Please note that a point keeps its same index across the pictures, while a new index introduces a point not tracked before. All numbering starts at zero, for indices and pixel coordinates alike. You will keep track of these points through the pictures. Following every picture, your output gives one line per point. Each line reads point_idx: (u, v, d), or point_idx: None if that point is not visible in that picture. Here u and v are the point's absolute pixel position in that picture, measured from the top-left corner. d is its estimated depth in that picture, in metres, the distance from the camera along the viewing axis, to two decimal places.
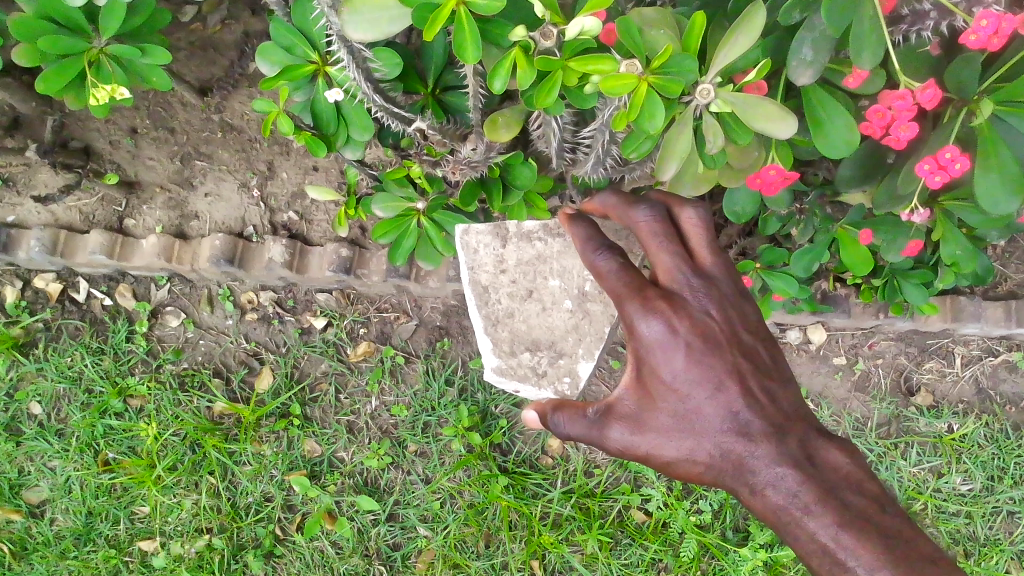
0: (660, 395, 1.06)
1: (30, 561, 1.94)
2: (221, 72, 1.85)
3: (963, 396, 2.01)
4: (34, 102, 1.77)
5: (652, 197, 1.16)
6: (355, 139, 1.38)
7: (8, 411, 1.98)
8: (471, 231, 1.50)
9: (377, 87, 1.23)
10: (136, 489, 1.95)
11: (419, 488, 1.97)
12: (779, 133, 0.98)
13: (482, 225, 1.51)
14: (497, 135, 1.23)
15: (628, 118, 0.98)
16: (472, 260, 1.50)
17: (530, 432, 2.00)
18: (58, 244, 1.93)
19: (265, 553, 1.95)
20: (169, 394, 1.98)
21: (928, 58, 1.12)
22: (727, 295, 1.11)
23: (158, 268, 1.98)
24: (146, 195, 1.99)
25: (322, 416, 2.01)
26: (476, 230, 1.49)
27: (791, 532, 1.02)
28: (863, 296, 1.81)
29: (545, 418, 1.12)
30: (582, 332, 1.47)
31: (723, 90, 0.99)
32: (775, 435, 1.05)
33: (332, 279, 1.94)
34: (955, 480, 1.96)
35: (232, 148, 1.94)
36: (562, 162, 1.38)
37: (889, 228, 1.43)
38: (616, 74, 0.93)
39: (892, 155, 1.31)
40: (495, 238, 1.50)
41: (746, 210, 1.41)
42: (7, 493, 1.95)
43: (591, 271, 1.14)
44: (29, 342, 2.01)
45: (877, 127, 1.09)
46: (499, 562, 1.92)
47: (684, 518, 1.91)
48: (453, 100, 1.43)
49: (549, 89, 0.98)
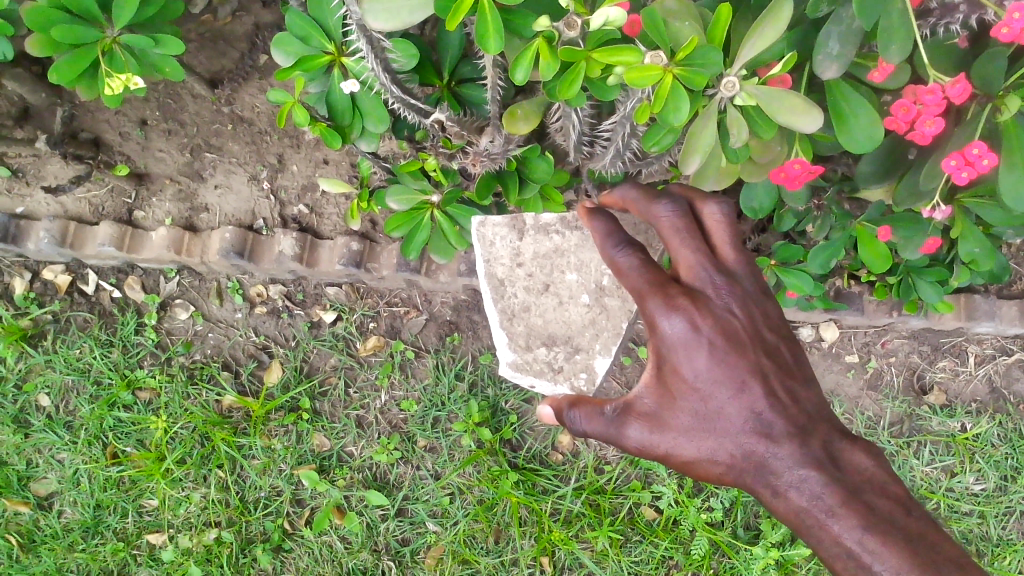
0: (681, 393, 1.06)
1: (37, 554, 1.93)
2: (232, 64, 1.87)
3: (976, 395, 2.00)
4: (44, 92, 1.76)
5: (673, 192, 1.15)
6: (370, 131, 1.38)
7: (16, 403, 1.97)
8: (488, 223, 1.49)
9: (395, 78, 1.23)
10: (145, 482, 1.95)
11: (429, 483, 1.96)
12: (804, 127, 0.97)
13: (499, 217, 1.49)
14: (516, 128, 1.22)
15: (652, 110, 0.97)
16: (487, 253, 1.48)
17: (541, 427, 1.98)
18: (67, 235, 1.92)
19: (274, 547, 1.94)
20: (179, 387, 1.98)
21: (955, 52, 1.11)
22: (749, 293, 1.10)
23: (167, 261, 1.97)
24: (156, 186, 1.98)
25: (331, 411, 2.00)
26: (494, 222, 1.48)
27: (814, 535, 1.01)
28: (877, 294, 1.79)
29: (561, 413, 1.11)
30: (600, 327, 1.46)
31: (747, 83, 0.98)
32: (798, 436, 1.04)
33: (342, 272, 1.93)
34: (968, 480, 1.95)
35: (242, 140, 1.94)
36: (579, 155, 1.36)
37: (908, 224, 1.42)
38: (640, 66, 0.92)
39: (913, 150, 1.30)
40: (512, 230, 1.48)
41: (762, 205, 1.41)
42: (16, 484, 1.94)
43: (610, 265, 1.12)
44: (37, 333, 2.00)
45: (903, 122, 1.08)
46: (509, 558, 1.92)
47: (695, 516, 1.90)
48: (470, 93, 1.41)
49: (571, 81, 0.97)
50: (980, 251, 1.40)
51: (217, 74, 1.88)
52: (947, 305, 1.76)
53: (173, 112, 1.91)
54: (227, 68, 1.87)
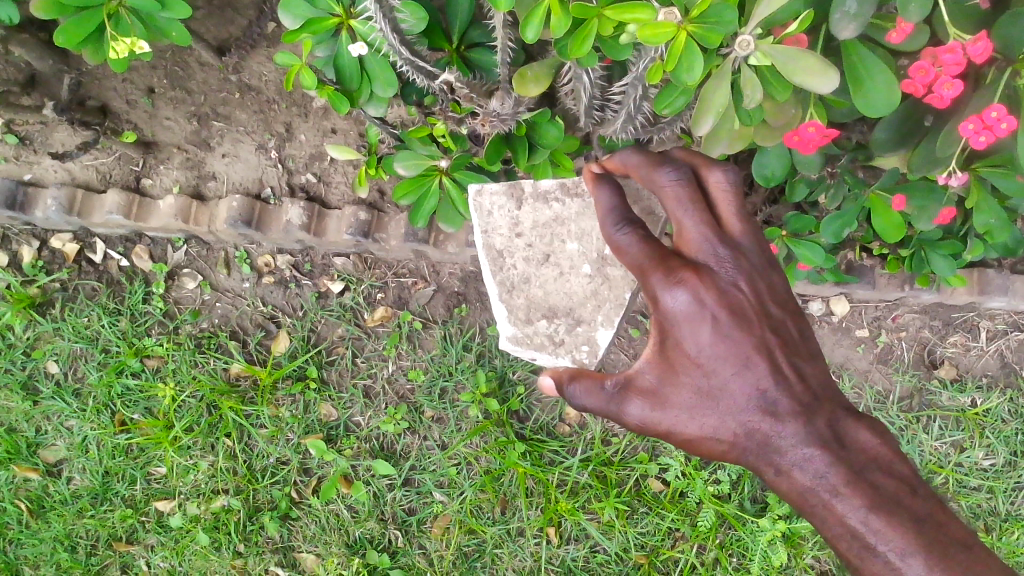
0: (684, 369, 1.06)
1: (47, 520, 1.96)
2: (239, 31, 1.84)
3: (987, 370, 1.99)
4: (50, 59, 1.75)
5: (677, 159, 1.13)
6: (378, 96, 1.36)
7: (24, 370, 1.97)
8: (484, 192, 1.47)
9: (403, 39, 1.21)
10: (153, 449, 1.96)
11: (436, 453, 1.96)
12: (818, 87, 0.94)
13: (496, 185, 1.48)
14: (526, 90, 1.20)
15: (666, 69, 0.95)
16: (485, 223, 1.47)
17: (548, 399, 1.98)
18: (75, 203, 1.91)
19: (282, 515, 1.95)
20: (187, 355, 1.98)
21: (976, 13, 1.08)
22: (755, 266, 1.09)
23: (175, 230, 1.96)
24: (163, 155, 1.97)
25: (338, 380, 2.00)
26: (490, 191, 1.47)
27: (818, 514, 1.02)
28: (889, 267, 1.79)
29: (562, 388, 1.14)
30: (601, 299, 1.44)
31: (763, 42, 0.96)
32: (804, 414, 1.04)
33: (350, 242, 1.92)
34: (977, 455, 1.94)
35: (250, 109, 1.93)
36: (589, 120, 1.35)
37: (922, 193, 1.39)
38: (655, 22, 0.90)
39: (929, 116, 1.28)
40: (509, 199, 1.47)
41: (775, 173, 1.39)
42: (24, 451, 1.96)
43: (610, 242, 1.13)
44: (45, 302, 2.00)
45: (921, 85, 1.06)
46: (515, 528, 1.93)
47: (702, 488, 1.89)
48: (480, 57, 1.39)
49: (583, 40, 0.95)
50: (997, 222, 1.38)
51: (224, 42, 1.85)
52: (959, 279, 1.76)
53: (181, 80, 1.89)
54: (235, 36, 1.84)
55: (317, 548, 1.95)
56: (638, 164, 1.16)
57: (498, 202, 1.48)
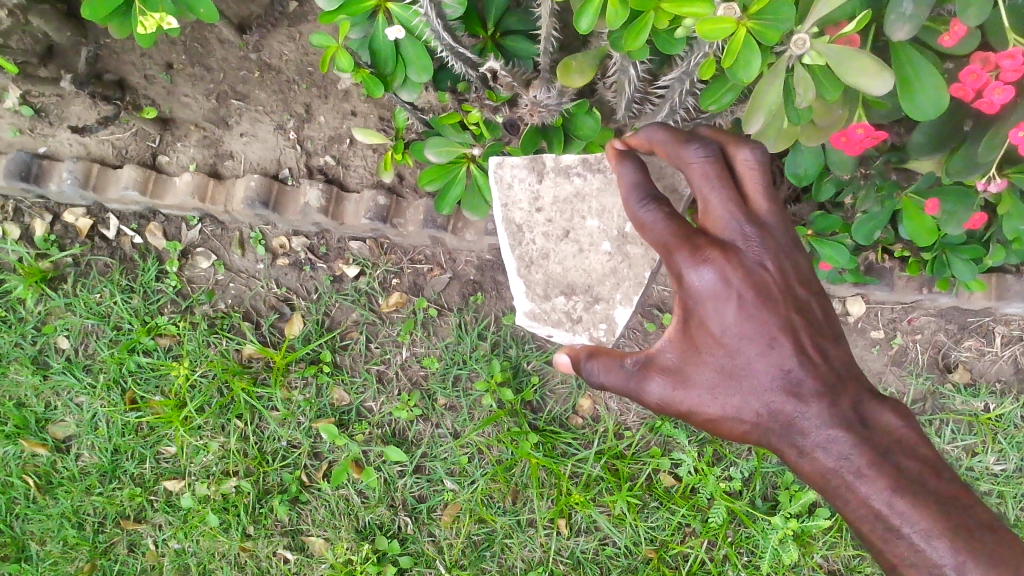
0: (708, 348, 1.06)
1: (55, 496, 1.95)
2: (261, 10, 1.82)
3: (1001, 375, 1.99)
4: (68, 30, 1.73)
5: (704, 136, 1.11)
6: (412, 81, 1.34)
7: (35, 344, 1.96)
8: (505, 164, 1.46)
9: (445, 24, 1.22)
10: (163, 429, 1.94)
11: (448, 441, 1.96)
12: (873, 89, 0.93)
13: (517, 157, 1.46)
14: (570, 80, 1.20)
15: (723, 65, 0.94)
16: (505, 196, 1.45)
17: (562, 391, 1.98)
18: (90, 178, 1.88)
19: (291, 499, 1.94)
20: (200, 335, 1.96)
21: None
22: (782, 246, 1.08)
23: (190, 208, 1.94)
24: (180, 132, 1.94)
25: (352, 365, 1.98)
26: (511, 163, 1.45)
27: (840, 496, 1.02)
28: (910, 269, 1.78)
29: (579, 364, 1.11)
30: (621, 277, 1.42)
31: (818, 41, 0.95)
32: (828, 395, 1.04)
33: (367, 226, 1.90)
34: (988, 459, 1.95)
35: (269, 88, 1.91)
36: (629, 113, 1.36)
37: (956, 197, 1.38)
38: (713, 18, 0.89)
39: (969, 121, 1.27)
40: (530, 172, 1.46)
41: (807, 172, 1.39)
42: (33, 425, 1.94)
43: (633, 218, 1.12)
44: (57, 276, 1.98)
45: (970, 90, 1.06)
46: (526, 519, 1.93)
47: (714, 484, 1.90)
48: (514, 45, 1.39)
49: (639, 31, 0.96)
50: None
51: (246, 20, 1.83)
52: (979, 284, 1.76)
53: (200, 57, 1.88)
54: (257, 14, 1.83)
55: (326, 533, 1.94)
56: (663, 139, 1.15)
57: (519, 174, 1.46)
